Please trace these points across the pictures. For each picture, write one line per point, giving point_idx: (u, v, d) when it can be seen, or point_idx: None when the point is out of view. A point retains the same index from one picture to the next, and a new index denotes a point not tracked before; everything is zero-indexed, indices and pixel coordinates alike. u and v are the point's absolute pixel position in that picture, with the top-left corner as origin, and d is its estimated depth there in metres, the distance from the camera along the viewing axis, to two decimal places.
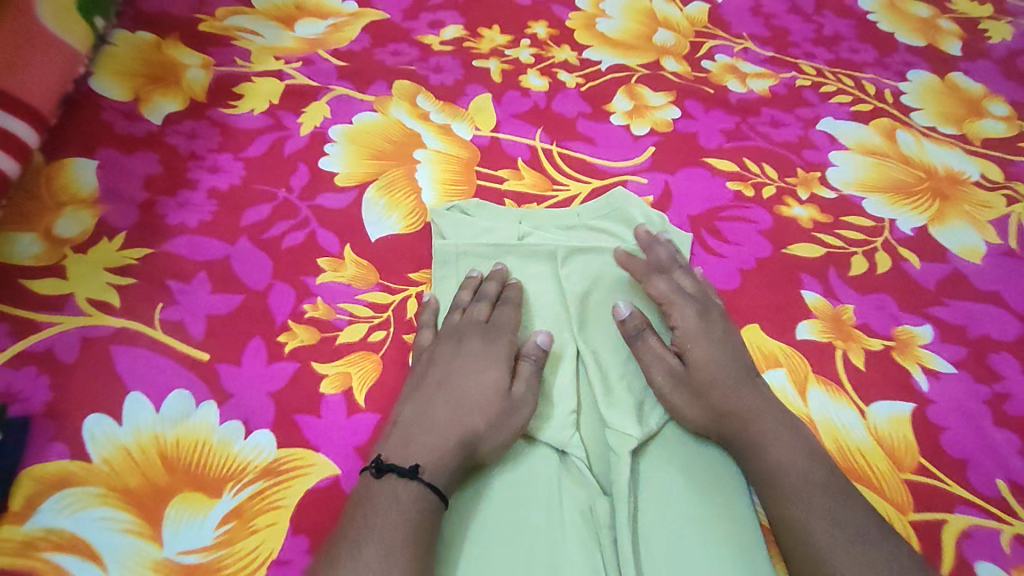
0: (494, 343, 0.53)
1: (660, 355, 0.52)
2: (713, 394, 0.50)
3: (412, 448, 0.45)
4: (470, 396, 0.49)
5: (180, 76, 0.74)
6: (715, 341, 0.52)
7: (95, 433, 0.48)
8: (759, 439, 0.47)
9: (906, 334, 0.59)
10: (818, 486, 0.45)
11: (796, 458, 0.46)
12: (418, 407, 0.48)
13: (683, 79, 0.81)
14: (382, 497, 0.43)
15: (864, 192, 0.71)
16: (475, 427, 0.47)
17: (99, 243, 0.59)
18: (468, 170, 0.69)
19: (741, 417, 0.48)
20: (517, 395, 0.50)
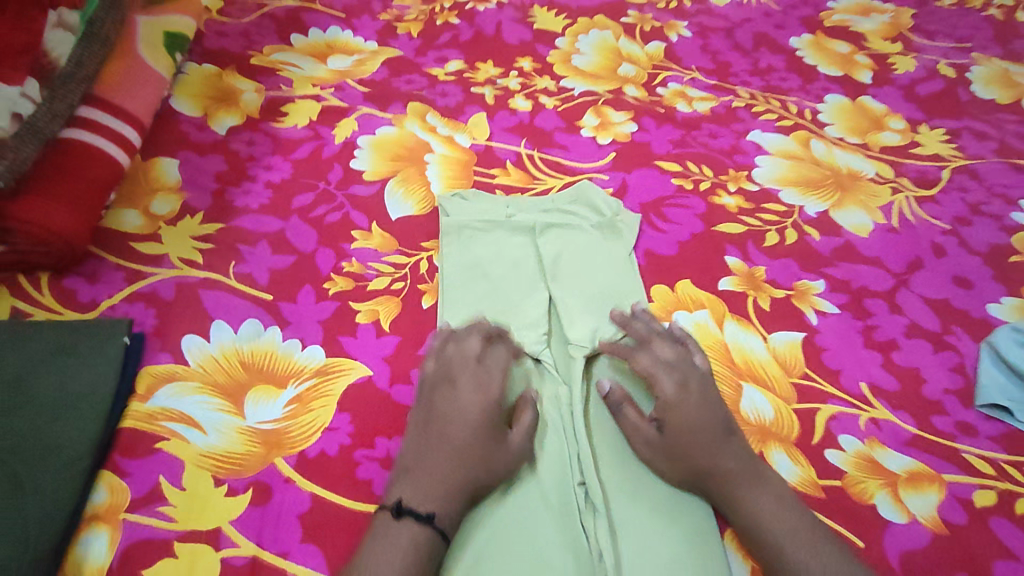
0: (485, 392, 0.59)
1: (639, 424, 0.60)
2: (692, 455, 0.57)
3: (421, 495, 0.53)
4: (469, 449, 0.56)
5: (238, 98, 0.94)
6: (692, 407, 0.59)
7: (192, 346, 0.65)
8: (736, 493, 0.56)
9: (804, 286, 0.76)
10: (788, 532, 0.54)
11: (767, 514, 0.55)
12: (421, 461, 0.55)
13: (641, 102, 1.01)
14: (401, 537, 0.51)
15: (781, 185, 0.89)
16: (475, 477, 0.55)
17: (184, 218, 0.77)
18: (467, 169, 0.88)
19: (717, 475, 0.57)
20: (512, 446, 0.58)
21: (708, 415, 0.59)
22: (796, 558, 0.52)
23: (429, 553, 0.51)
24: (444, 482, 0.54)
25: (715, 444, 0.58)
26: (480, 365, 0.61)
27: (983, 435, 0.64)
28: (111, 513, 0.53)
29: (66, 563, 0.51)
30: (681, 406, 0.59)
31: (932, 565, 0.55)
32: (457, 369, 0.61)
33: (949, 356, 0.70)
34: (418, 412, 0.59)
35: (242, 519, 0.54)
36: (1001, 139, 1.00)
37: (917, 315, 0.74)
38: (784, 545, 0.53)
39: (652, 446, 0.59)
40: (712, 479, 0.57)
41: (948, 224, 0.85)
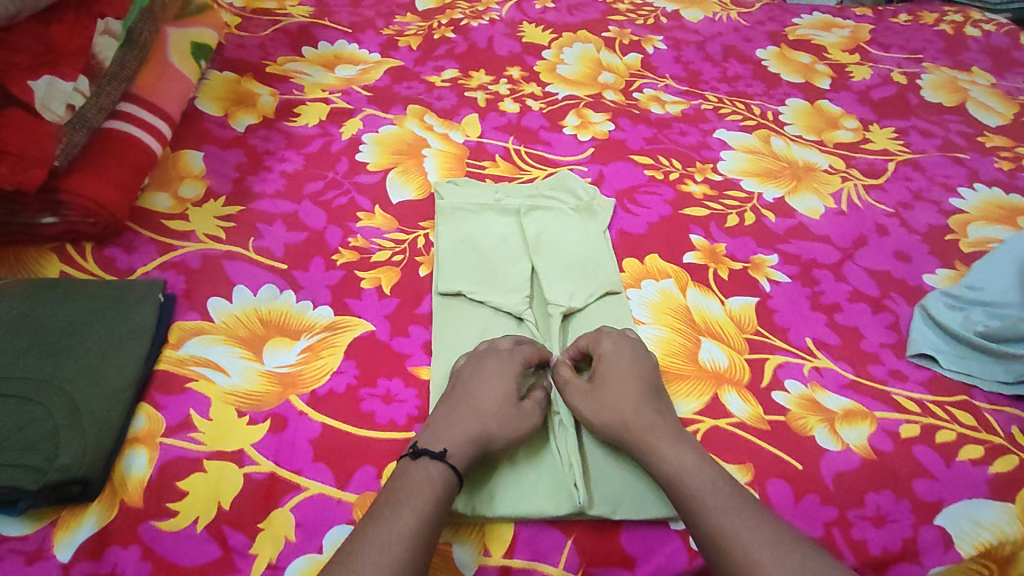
0: (512, 366, 0.65)
1: (570, 379, 0.66)
2: (614, 411, 0.62)
3: (439, 439, 0.59)
4: (493, 409, 0.62)
5: (256, 101, 1.05)
6: (620, 365, 0.66)
7: (216, 306, 0.74)
8: (659, 450, 0.60)
9: (759, 259, 0.85)
10: (706, 483, 0.57)
11: (688, 462, 0.59)
12: (441, 417, 0.61)
13: (618, 105, 1.12)
14: (418, 473, 0.56)
15: (743, 175, 0.99)
16: (489, 430, 0.60)
17: (209, 202, 0.87)
18: (461, 161, 0.98)
19: (638, 428, 0.61)
20: (526, 412, 0.63)
21: (635, 377, 0.65)
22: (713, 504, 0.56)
23: (443, 488, 0.56)
24: (458, 432, 0.60)
25: (645, 403, 0.63)
26: (515, 348, 0.68)
27: (912, 380, 0.72)
28: (149, 437, 0.62)
29: (113, 476, 0.59)
30: (618, 368, 0.66)
31: (860, 484, 0.62)
32: (495, 350, 0.67)
33: (886, 316, 0.79)
34: (445, 386, 0.66)
35: (261, 443, 0.62)
36: (945, 136, 1.11)
37: (859, 282, 0.83)
38: (701, 495, 0.56)
39: (582, 402, 0.64)
40: (638, 436, 0.61)
41: (892, 208, 0.95)
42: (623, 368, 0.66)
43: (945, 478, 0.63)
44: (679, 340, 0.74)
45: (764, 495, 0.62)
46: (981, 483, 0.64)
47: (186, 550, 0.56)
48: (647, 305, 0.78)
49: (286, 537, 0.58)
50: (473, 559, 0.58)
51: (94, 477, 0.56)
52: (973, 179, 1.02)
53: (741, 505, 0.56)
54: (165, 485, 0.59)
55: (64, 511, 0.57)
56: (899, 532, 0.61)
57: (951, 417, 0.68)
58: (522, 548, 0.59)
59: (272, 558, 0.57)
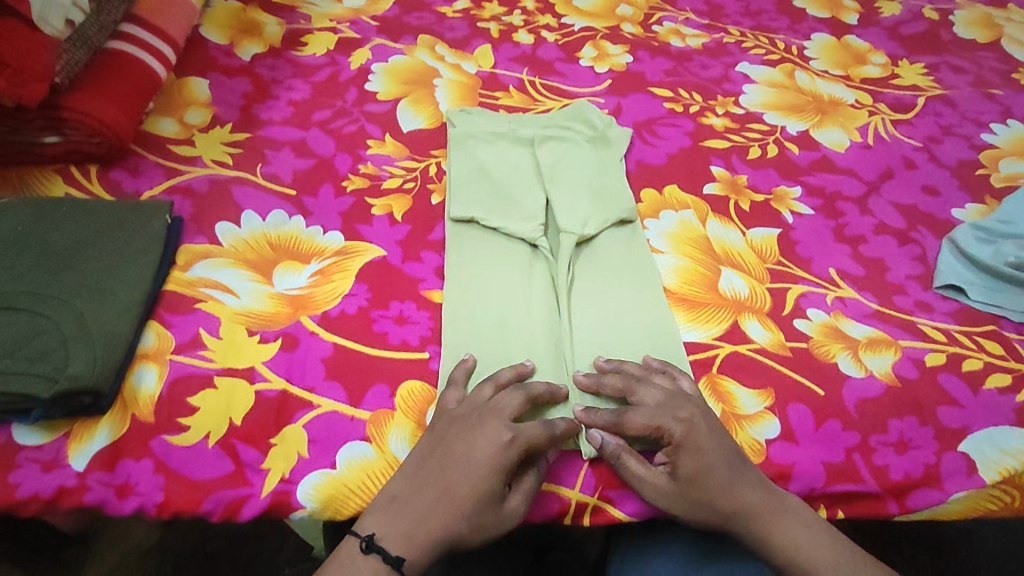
0: (504, 456, 0.53)
1: (648, 473, 0.56)
2: (714, 503, 0.54)
3: (399, 536, 0.52)
4: (467, 505, 0.52)
5: (262, 29, 1.01)
6: (702, 447, 0.55)
7: (224, 230, 0.72)
8: (782, 524, 0.55)
9: (782, 191, 0.82)
10: (827, 563, 0.54)
11: (800, 538, 0.54)
12: (419, 506, 0.52)
13: (637, 37, 1.07)
14: (364, 572, 0.51)
15: (766, 109, 0.96)
16: (455, 533, 0.52)
17: (215, 128, 0.85)
18: (474, 91, 0.95)
19: (742, 514, 0.55)
20: (506, 514, 0.53)
21: (720, 453, 0.55)
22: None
23: None
24: (417, 532, 0.52)
25: (739, 481, 0.55)
26: (502, 423, 0.54)
27: (938, 311, 0.69)
28: (159, 353, 0.61)
29: (124, 391, 0.58)
30: (700, 450, 0.55)
31: (882, 410, 0.61)
32: (477, 428, 0.54)
33: (913, 249, 0.76)
34: (426, 437, 0.56)
35: (272, 360, 0.61)
36: (977, 72, 1.06)
37: (885, 216, 0.80)
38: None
39: (668, 502, 0.55)
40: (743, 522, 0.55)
41: (920, 142, 0.91)
42: (708, 452, 0.55)
43: (970, 405, 0.62)
44: (698, 266, 0.72)
45: (783, 419, 0.60)
46: (1007, 411, 0.62)
47: (199, 464, 0.56)
48: (665, 234, 0.76)
49: (299, 452, 0.57)
50: None
51: (106, 389, 0.56)
52: (1006, 115, 0.97)
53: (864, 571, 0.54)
54: (176, 399, 0.58)
55: (76, 423, 0.56)
56: (922, 459, 0.59)
57: (978, 347, 0.66)
58: None
59: (286, 473, 0.56)
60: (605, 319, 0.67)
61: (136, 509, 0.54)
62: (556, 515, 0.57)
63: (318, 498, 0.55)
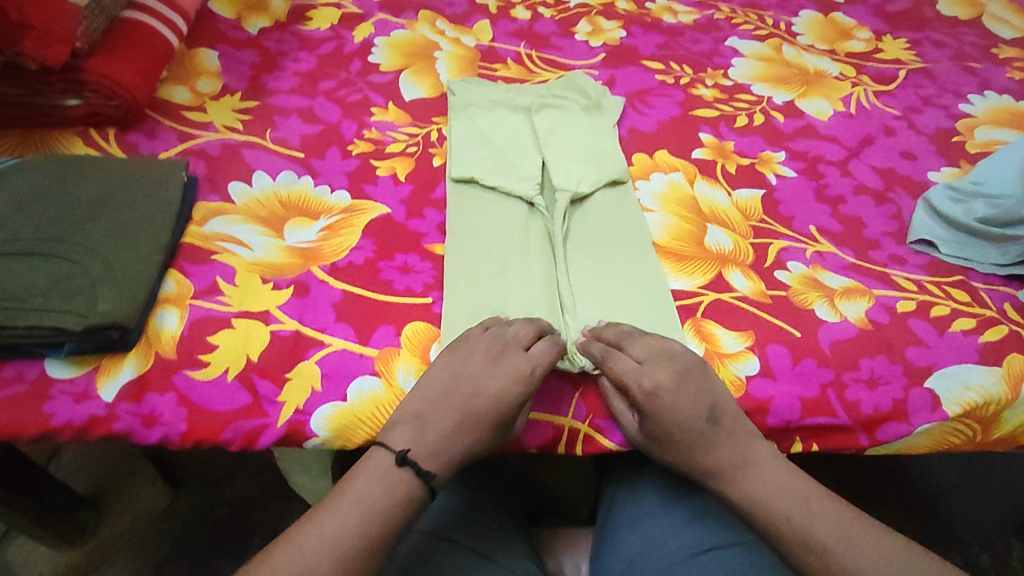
0: (526, 384, 0.58)
1: (625, 419, 0.61)
2: (676, 454, 0.59)
3: (430, 453, 0.55)
4: (487, 426, 0.57)
5: (268, 5, 1.05)
6: (664, 409, 0.58)
7: (236, 189, 0.76)
8: (745, 477, 0.58)
9: (767, 156, 0.86)
10: (795, 505, 0.56)
11: (766, 490, 0.57)
12: (445, 429, 0.56)
13: (630, 13, 1.11)
14: (400, 486, 0.54)
15: (753, 80, 1.00)
16: (477, 450, 0.57)
17: (226, 96, 0.89)
18: (473, 64, 0.99)
19: (702, 469, 0.59)
20: (512, 434, 0.60)
21: (685, 415, 0.58)
22: (797, 532, 0.55)
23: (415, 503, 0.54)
24: (443, 453, 0.56)
25: (701, 441, 0.58)
26: (524, 355, 0.59)
27: (911, 263, 0.74)
28: (179, 298, 0.64)
29: (147, 331, 0.62)
30: (663, 412, 0.58)
31: (855, 351, 0.65)
32: (501, 359, 0.59)
33: (889, 208, 0.80)
34: (446, 362, 0.60)
35: (285, 305, 0.65)
36: (958, 47, 1.10)
37: (865, 177, 0.84)
38: (788, 529, 0.55)
39: (639, 444, 0.61)
40: (705, 473, 0.59)
41: (900, 112, 0.95)
42: (671, 413, 0.58)
43: (936, 345, 0.66)
44: (686, 223, 0.77)
45: (763, 358, 0.64)
46: (971, 350, 0.66)
47: (219, 397, 0.60)
48: (654, 194, 0.80)
49: (311, 386, 0.61)
50: None
51: (132, 325, 0.59)
52: (984, 87, 1.01)
53: (836, 519, 0.55)
54: (196, 338, 0.62)
55: (104, 359, 0.60)
56: (890, 394, 0.64)
57: (946, 295, 0.70)
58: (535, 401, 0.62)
59: (299, 404, 0.60)
60: (597, 274, 0.70)
61: (161, 438, 0.59)
62: (551, 441, 0.62)
63: (330, 427, 0.60)
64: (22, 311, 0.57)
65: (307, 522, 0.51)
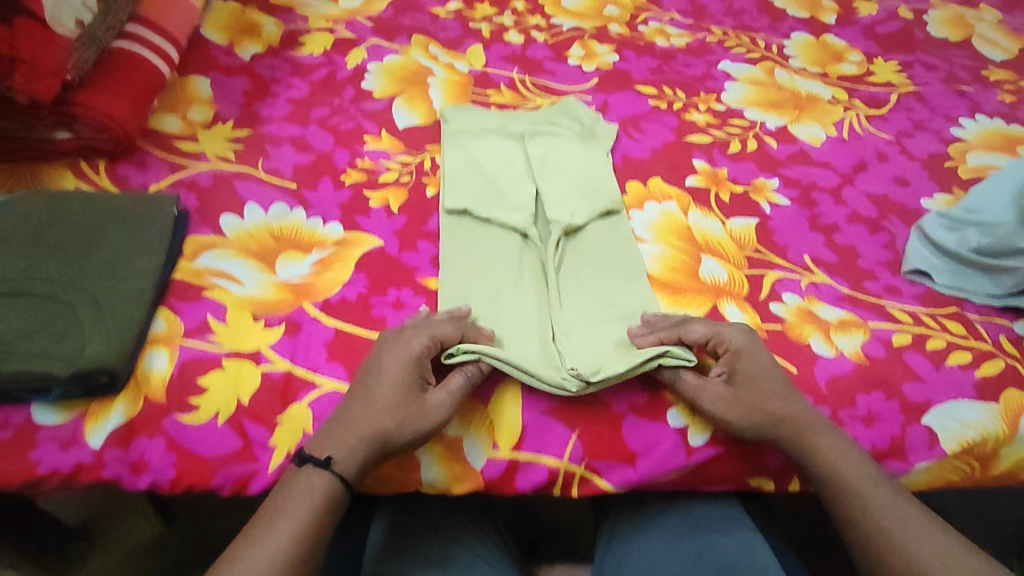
0: (412, 354, 0.59)
1: (707, 382, 0.61)
2: (764, 406, 0.60)
3: (326, 443, 0.56)
4: (387, 401, 0.57)
5: (260, 30, 1.05)
6: (755, 357, 0.62)
7: (227, 221, 0.75)
8: (823, 442, 0.60)
9: (761, 183, 0.86)
10: (870, 482, 0.59)
11: (846, 461, 0.59)
12: (349, 410, 0.57)
13: (623, 37, 1.12)
14: (299, 484, 0.54)
15: (746, 105, 1.00)
16: (383, 429, 0.56)
17: (218, 124, 0.88)
18: (466, 90, 0.99)
19: (791, 424, 0.60)
20: (428, 405, 0.58)
21: (771, 366, 0.62)
22: (873, 506, 0.57)
23: (327, 495, 0.54)
24: (354, 432, 0.56)
25: (786, 393, 0.61)
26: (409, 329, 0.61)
27: (906, 294, 0.73)
28: (169, 337, 0.63)
29: (136, 373, 0.61)
30: (754, 363, 0.62)
31: (852, 386, 0.65)
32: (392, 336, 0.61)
33: (883, 236, 0.79)
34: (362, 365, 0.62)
35: (277, 344, 0.64)
36: (949, 69, 1.10)
37: (859, 205, 0.83)
38: (871, 503, 0.58)
39: (723, 402, 0.60)
40: (782, 428, 0.60)
41: (893, 136, 0.95)
42: (761, 362, 0.62)
43: (933, 380, 0.66)
44: (680, 254, 0.76)
45: None
46: (967, 385, 0.66)
47: (209, 442, 0.59)
48: (648, 224, 0.80)
49: (303, 430, 0.60)
50: (482, 452, 0.61)
51: (121, 369, 0.59)
52: (975, 110, 1.02)
53: (900, 497, 0.58)
54: (186, 380, 0.61)
55: (92, 403, 0.59)
56: (888, 431, 0.64)
57: (942, 327, 0.70)
58: (528, 442, 0.61)
59: (290, 448, 0.60)
60: (595, 311, 0.69)
61: (150, 484, 0.58)
62: (546, 483, 0.62)
63: None
64: (8, 357, 0.56)
65: (250, 530, 0.52)
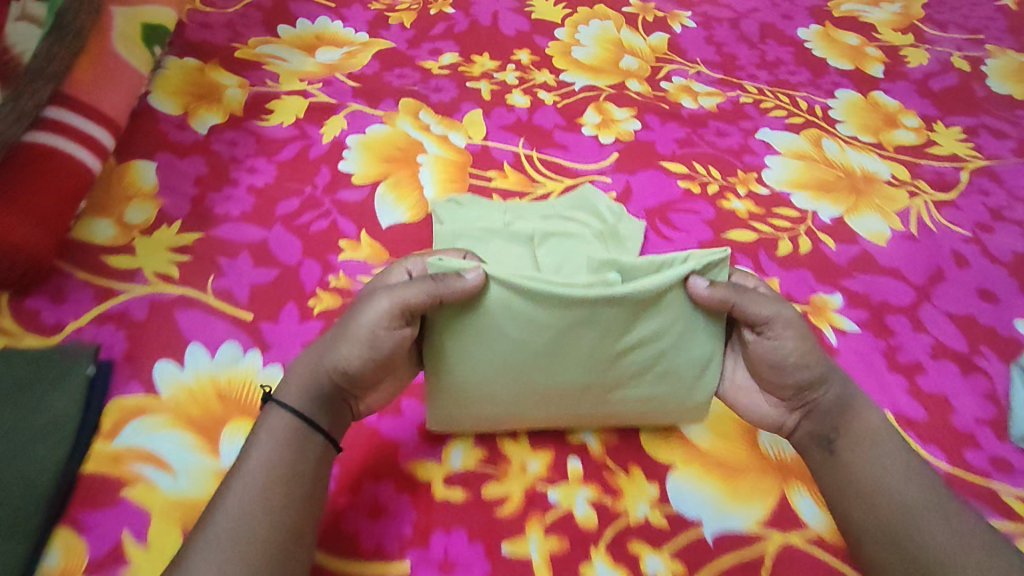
0: (394, 277, 0.59)
1: (780, 318, 0.55)
2: (816, 350, 0.56)
3: (295, 371, 0.55)
4: (352, 310, 0.55)
5: (222, 95, 0.88)
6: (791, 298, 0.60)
7: (163, 374, 0.60)
8: (848, 407, 0.56)
9: (820, 300, 0.73)
10: (886, 453, 0.54)
11: (880, 442, 0.55)
12: (325, 341, 0.55)
13: (645, 98, 0.96)
14: (265, 418, 0.52)
15: (793, 188, 0.85)
16: (338, 346, 0.53)
17: (160, 228, 0.72)
18: (463, 172, 0.84)
19: (835, 380, 0.57)
20: (375, 301, 0.52)
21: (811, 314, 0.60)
22: (890, 486, 0.52)
23: (284, 430, 0.51)
24: (327, 354, 0.54)
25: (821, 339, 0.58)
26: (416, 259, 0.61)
27: (1020, 472, 0.60)
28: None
29: None
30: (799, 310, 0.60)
31: None
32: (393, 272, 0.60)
33: (979, 381, 0.66)
34: None
35: None
36: (1019, 137, 0.96)
37: (942, 332, 0.69)
38: (900, 489, 0.52)
39: (791, 327, 0.55)
40: (793, 373, 0.56)
41: (970, 231, 0.80)
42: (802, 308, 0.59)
43: None
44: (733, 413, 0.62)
45: None
46: None
47: None
48: None
49: None
50: None
51: None
52: None
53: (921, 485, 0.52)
54: None
55: None
56: None
57: None
58: None
59: None
60: (622, 504, 0.56)
61: None
62: None
63: None
64: None
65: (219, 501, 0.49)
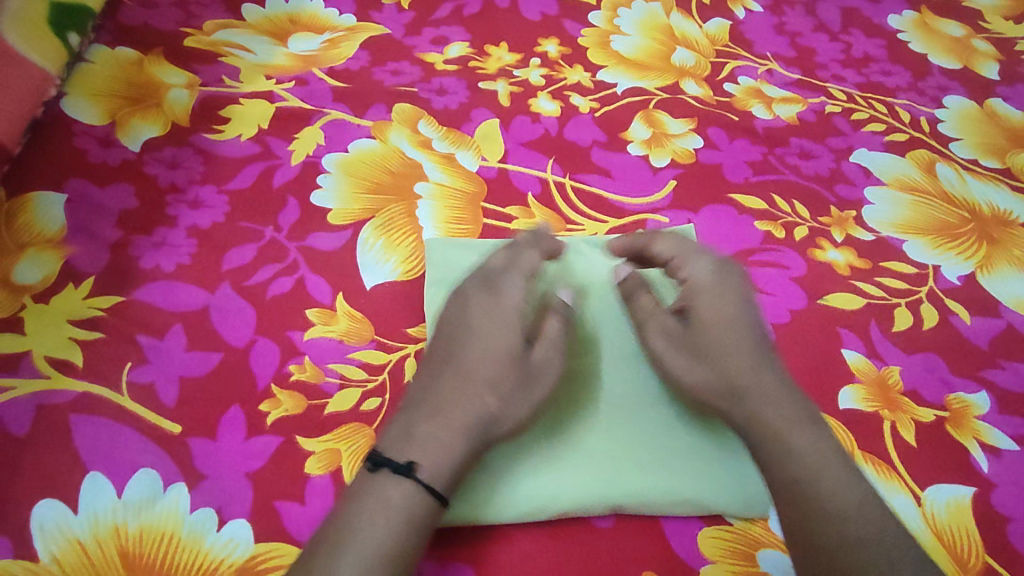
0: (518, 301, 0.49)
1: (654, 312, 0.52)
2: (714, 352, 0.47)
3: (432, 458, 0.42)
4: (484, 363, 0.45)
5: (162, 97, 0.67)
6: (710, 291, 0.49)
7: (45, 524, 0.45)
8: (766, 424, 0.44)
9: (960, 403, 0.56)
10: (816, 499, 0.42)
11: (818, 473, 0.42)
12: (489, 399, 0.44)
13: (706, 105, 0.75)
14: (384, 497, 0.40)
15: (904, 234, 0.66)
16: (483, 417, 0.44)
17: (61, 291, 0.54)
18: (475, 207, 0.64)
19: (748, 393, 0.45)
20: (530, 364, 0.47)
21: (727, 296, 0.49)
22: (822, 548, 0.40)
23: (409, 515, 0.40)
24: (463, 431, 0.43)
25: (725, 319, 0.48)
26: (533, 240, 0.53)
27: None
28: None
29: None
30: (714, 305, 0.49)
31: None
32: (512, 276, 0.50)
33: None
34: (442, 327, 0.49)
35: None
36: None
37: None
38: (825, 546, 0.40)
39: (671, 340, 0.50)
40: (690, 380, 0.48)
41: None
42: (724, 299, 0.49)
43: None
44: None
45: None
46: None
47: None
48: None
49: None
50: None
51: None
52: None
53: (849, 539, 0.40)
54: None
55: None
56: None
57: None
58: None
59: None
60: None
61: None
62: None
63: None
64: None
65: None
